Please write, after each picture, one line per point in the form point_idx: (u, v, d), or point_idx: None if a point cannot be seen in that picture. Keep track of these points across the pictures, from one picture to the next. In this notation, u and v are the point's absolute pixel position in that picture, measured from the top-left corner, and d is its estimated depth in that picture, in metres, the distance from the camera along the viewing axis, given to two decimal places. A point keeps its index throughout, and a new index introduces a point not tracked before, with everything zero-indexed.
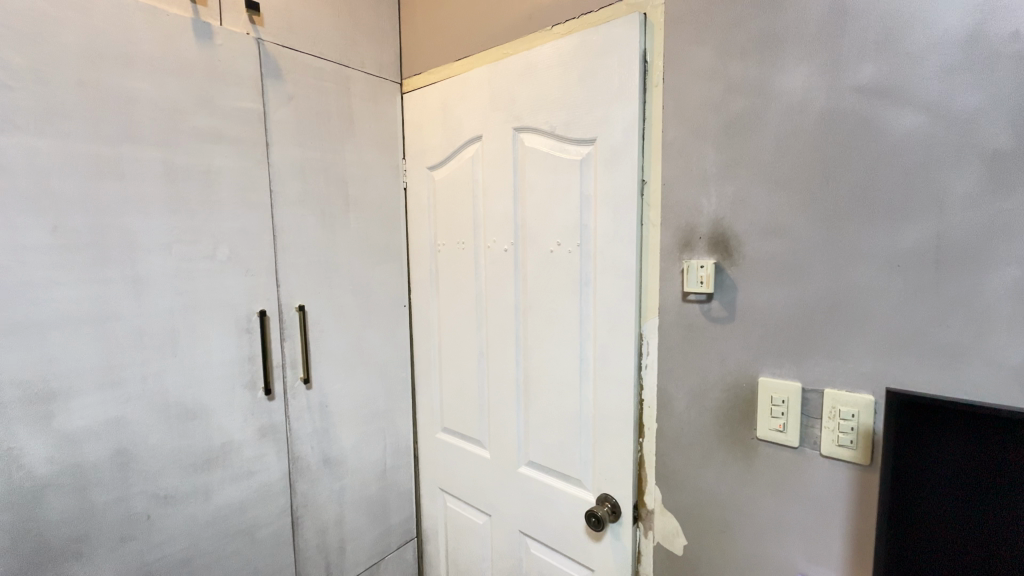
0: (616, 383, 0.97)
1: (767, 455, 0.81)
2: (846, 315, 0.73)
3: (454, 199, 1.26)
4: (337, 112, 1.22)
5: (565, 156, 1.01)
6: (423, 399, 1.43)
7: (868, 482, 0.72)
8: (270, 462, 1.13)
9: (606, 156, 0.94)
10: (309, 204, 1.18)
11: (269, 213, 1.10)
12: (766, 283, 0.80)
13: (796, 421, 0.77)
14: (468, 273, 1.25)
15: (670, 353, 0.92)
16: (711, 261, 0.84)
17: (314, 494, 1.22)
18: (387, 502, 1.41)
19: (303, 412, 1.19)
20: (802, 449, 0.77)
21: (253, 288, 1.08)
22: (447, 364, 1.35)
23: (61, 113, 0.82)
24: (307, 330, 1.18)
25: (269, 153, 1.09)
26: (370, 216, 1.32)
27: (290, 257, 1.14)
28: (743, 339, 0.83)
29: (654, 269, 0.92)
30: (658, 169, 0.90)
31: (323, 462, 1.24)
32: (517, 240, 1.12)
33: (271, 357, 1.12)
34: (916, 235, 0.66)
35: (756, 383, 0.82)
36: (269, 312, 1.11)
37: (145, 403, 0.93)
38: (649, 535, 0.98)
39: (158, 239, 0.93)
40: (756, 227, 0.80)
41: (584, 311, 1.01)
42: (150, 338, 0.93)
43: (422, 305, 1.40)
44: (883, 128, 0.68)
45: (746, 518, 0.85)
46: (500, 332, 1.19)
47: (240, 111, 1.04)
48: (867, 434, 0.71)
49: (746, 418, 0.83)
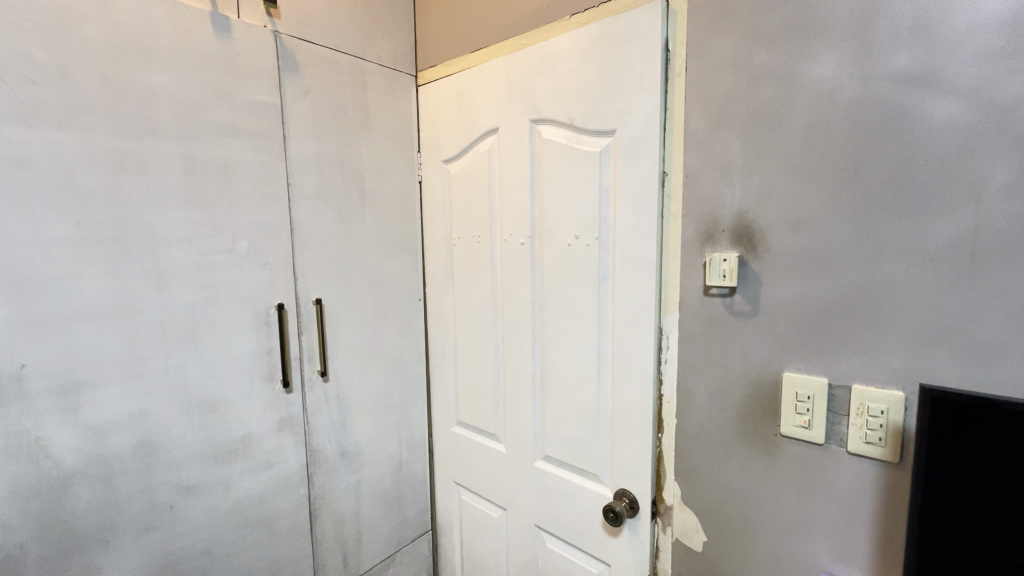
0: (635, 379, 0.96)
1: (790, 452, 0.80)
2: (874, 310, 0.71)
3: (470, 193, 1.25)
4: (353, 105, 1.22)
5: (583, 148, 1.00)
6: (439, 393, 1.43)
7: (896, 480, 0.70)
8: (289, 455, 1.14)
9: (627, 148, 0.93)
10: (326, 198, 1.18)
11: (287, 206, 1.10)
12: (792, 277, 0.78)
13: (822, 418, 0.76)
14: (483, 267, 1.25)
15: (690, 348, 0.91)
16: (734, 255, 0.82)
17: (331, 486, 1.23)
18: (402, 495, 1.42)
19: (320, 404, 1.19)
20: (827, 446, 0.76)
21: (272, 281, 1.08)
22: (462, 359, 1.35)
23: (84, 108, 0.82)
24: (323, 324, 1.18)
25: (287, 147, 1.09)
26: (385, 210, 1.31)
27: (307, 250, 1.14)
28: (767, 334, 0.81)
29: (674, 264, 0.91)
30: (679, 160, 0.89)
31: (340, 455, 1.25)
32: (535, 234, 1.11)
33: (290, 350, 1.12)
34: (949, 228, 0.65)
35: (780, 379, 0.80)
36: (287, 306, 1.11)
37: (167, 395, 0.94)
38: (668, 531, 0.97)
39: (179, 233, 0.94)
40: (781, 219, 0.78)
41: (602, 305, 1.00)
42: (171, 331, 0.94)
43: (437, 299, 1.40)
44: (916, 118, 0.66)
45: (768, 515, 0.83)
46: (517, 326, 1.18)
47: (258, 104, 1.04)
48: (896, 431, 0.69)
49: (769, 414, 0.82)
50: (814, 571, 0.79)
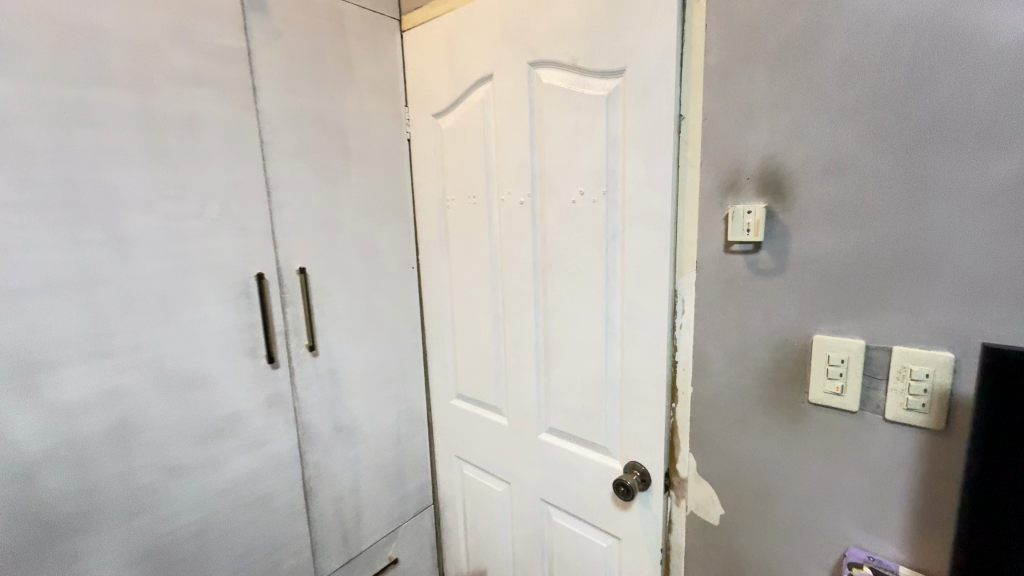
0: (648, 345, 0.89)
1: (819, 420, 0.73)
2: (918, 262, 0.63)
3: (464, 149, 1.15)
4: (331, 53, 1.10)
5: (588, 92, 0.89)
6: (436, 365, 1.37)
7: (939, 448, 0.64)
8: (280, 434, 1.07)
9: (638, 88, 0.82)
10: (306, 155, 1.07)
11: (263, 166, 0.99)
12: (825, 229, 0.69)
13: (857, 383, 0.69)
14: (480, 230, 1.16)
15: (709, 311, 0.83)
16: (761, 207, 0.73)
17: (327, 464, 1.17)
18: (402, 471, 1.37)
19: (311, 379, 1.11)
20: (862, 414, 0.69)
21: (251, 248, 0.99)
22: (460, 329, 1.28)
23: (17, 48, 0.71)
24: (309, 294, 1.09)
25: (259, 99, 0.98)
26: (371, 169, 1.20)
27: (288, 215, 1.05)
28: (795, 294, 0.73)
29: (692, 217, 0.82)
30: (698, 101, 0.79)
31: (336, 431, 1.18)
32: (536, 191, 1.02)
33: (274, 323, 1.04)
34: (1012, 166, 0.56)
35: (809, 342, 0.73)
36: (267, 275, 1.01)
37: (141, 374, 0.87)
38: (682, 504, 0.92)
39: (141, 196, 0.84)
40: (813, 164, 0.69)
41: (611, 267, 0.92)
42: (141, 305, 0.86)
43: (431, 267, 1.31)
44: (977, 36, 0.56)
45: (792, 487, 0.78)
46: (518, 293, 1.10)
47: (223, 49, 0.92)
48: (941, 396, 0.62)
49: (796, 380, 0.75)
50: (842, 545, 0.74)
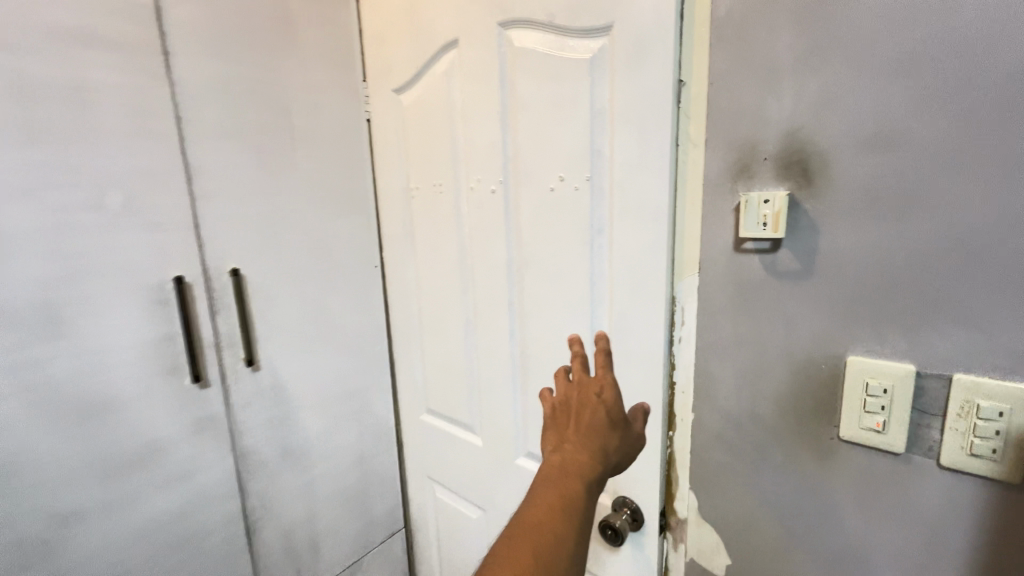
0: (640, 362, 0.74)
1: (852, 462, 0.59)
2: (991, 269, 0.48)
3: (428, 129, 0.99)
4: (269, 15, 0.93)
5: (569, 55, 0.73)
6: (404, 376, 1.21)
7: (1012, 506, 0.50)
8: (212, 462, 0.92)
9: (628, 48, 0.67)
10: (238, 137, 0.91)
11: (181, 148, 0.83)
12: (865, 223, 0.54)
13: (903, 419, 0.54)
14: (448, 223, 1.00)
15: (714, 323, 0.68)
16: (783, 194, 0.58)
17: (274, 493, 1.03)
18: (368, 493, 1.22)
19: (251, 398, 0.96)
20: (908, 456, 0.55)
21: (167, 247, 0.83)
22: (429, 336, 1.12)
23: None
24: (245, 300, 0.93)
25: (173, 67, 0.81)
26: (322, 153, 1.04)
27: (216, 206, 0.89)
28: (824, 304, 0.58)
29: (694, 209, 0.67)
30: (703, 62, 0.63)
31: (284, 455, 1.03)
32: (510, 178, 0.86)
33: (200, 335, 0.88)
34: None
35: (841, 365, 0.58)
36: (188, 279, 0.85)
37: (23, 402, 0.71)
38: (680, 549, 0.77)
39: (13, 183, 0.68)
40: (851, 138, 0.54)
41: (597, 268, 0.77)
42: (19, 317, 0.70)
43: (396, 266, 1.15)
44: None
45: (816, 539, 0.63)
46: (491, 297, 0.95)
47: (122, 4, 0.75)
48: (1020, 442, 0.48)
49: (823, 411, 0.60)
50: None
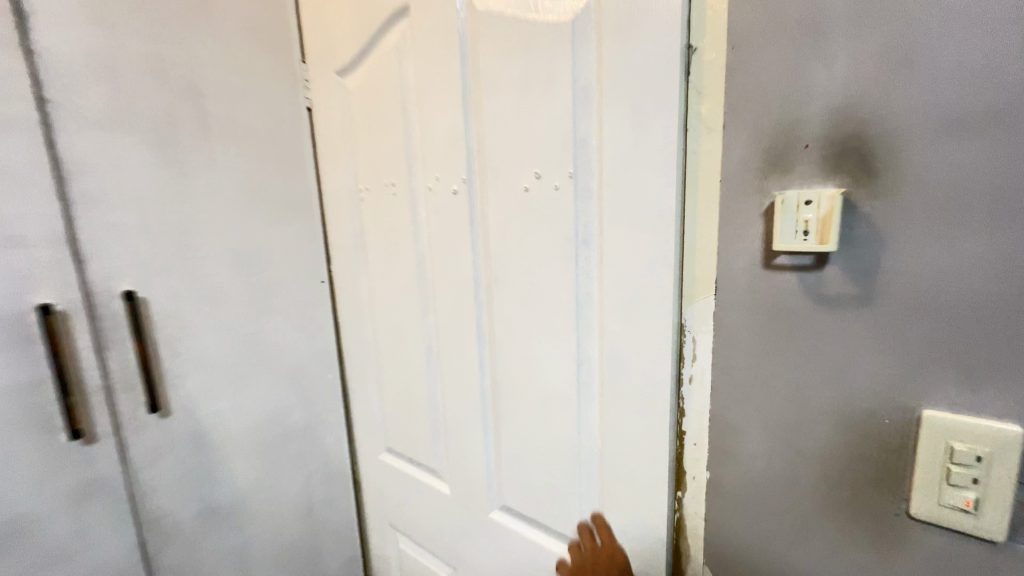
0: (640, 407, 0.59)
1: (926, 548, 0.44)
2: None
3: (377, 117, 0.82)
4: None
5: (543, 20, 0.58)
6: (360, 409, 1.04)
7: None
8: (105, 536, 0.73)
9: (621, 5, 0.51)
10: (131, 126, 0.72)
11: (46, 138, 0.64)
12: (954, 231, 0.39)
13: (1006, 499, 0.40)
14: (404, 231, 0.83)
15: (735, 359, 0.52)
16: (836, 192, 0.43)
17: (194, 563, 0.84)
18: (318, 548, 1.04)
19: (157, 451, 0.78)
20: (1010, 548, 0.40)
21: (29, 266, 0.64)
22: (385, 364, 0.95)
23: None
24: (145, 331, 0.75)
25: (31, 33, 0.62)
26: (249, 147, 0.86)
27: (101, 214, 0.70)
28: (889, 341, 0.43)
29: (708, 212, 0.52)
30: (719, 20, 0.48)
31: (207, 516, 0.85)
32: (475, 176, 0.70)
33: (80, 380, 0.69)
34: None
35: (912, 422, 0.43)
36: (61, 307, 0.66)
37: None
38: None
39: None
40: (935, 114, 0.38)
41: (584, 287, 0.61)
42: None
43: (346, 280, 0.97)
44: None
45: None
46: (455, 320, 0.78)
47: None
48: None
49: (886, 481, 0.45)
50: None
